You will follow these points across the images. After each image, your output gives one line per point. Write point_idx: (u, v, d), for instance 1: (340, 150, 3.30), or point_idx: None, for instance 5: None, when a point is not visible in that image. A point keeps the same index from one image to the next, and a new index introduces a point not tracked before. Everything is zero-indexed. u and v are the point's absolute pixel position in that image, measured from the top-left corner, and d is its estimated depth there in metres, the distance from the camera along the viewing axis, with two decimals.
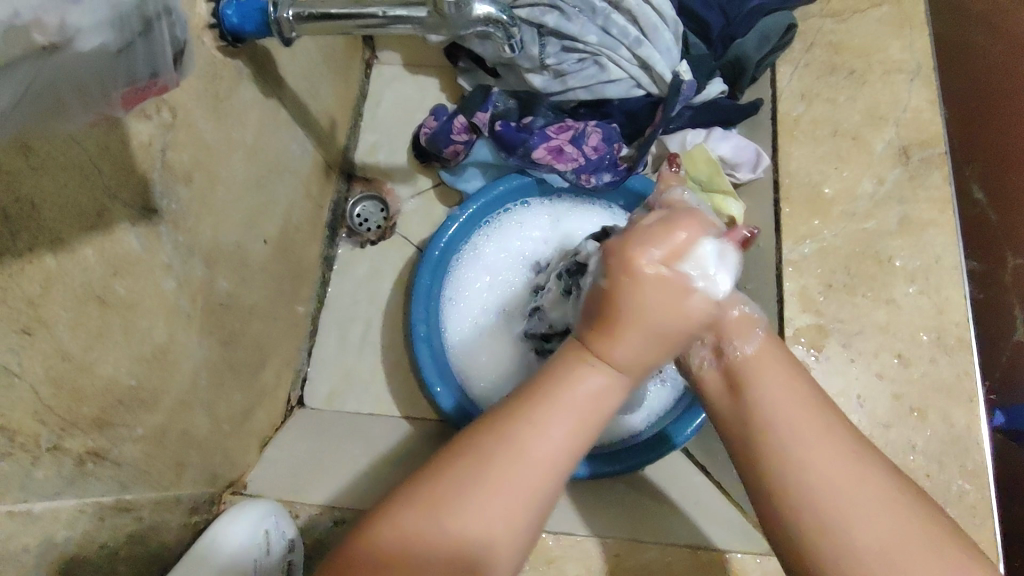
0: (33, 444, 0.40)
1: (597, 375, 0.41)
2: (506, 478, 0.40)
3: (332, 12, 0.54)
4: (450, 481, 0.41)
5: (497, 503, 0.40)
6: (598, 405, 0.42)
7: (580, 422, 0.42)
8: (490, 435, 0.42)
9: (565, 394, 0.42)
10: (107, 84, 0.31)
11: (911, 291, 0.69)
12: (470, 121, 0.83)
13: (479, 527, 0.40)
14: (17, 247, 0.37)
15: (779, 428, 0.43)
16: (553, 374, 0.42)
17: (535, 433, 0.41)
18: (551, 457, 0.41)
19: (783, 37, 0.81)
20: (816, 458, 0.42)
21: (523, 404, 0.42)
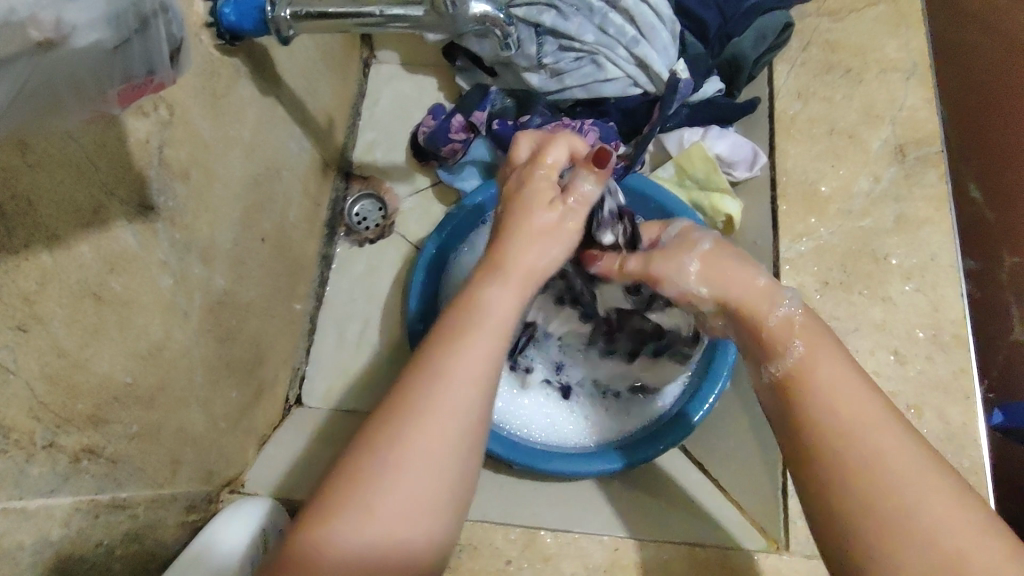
0: (28, 440, 0.40)
1: (499, 290, 0.46)
2: (428, 407, 0.39)
3: (329, 11, 0.55)
4: (375, 438, 0.39)
5: (419, 460, 0.38)
6: (504, 317, 0.45)
7: (495, 337, 0.43)
8: (411, 377, 0.41)
9: (473, 313, 0.44)
10: (103, 81, 0.31)
11: (907, 289, 0.69)
12: (467, 120, 0.84)
13: (415, 474, 0.38)
14: (13, 244, 0.37)
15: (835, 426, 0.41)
16: (460, 305, 0.45)
17: (450, 380, 0.41)
18: (471, 373, 0.41)
19: (779, 36, 0.81)
20: (875, 454, 0.39)
21: (437, 341, 0.43)
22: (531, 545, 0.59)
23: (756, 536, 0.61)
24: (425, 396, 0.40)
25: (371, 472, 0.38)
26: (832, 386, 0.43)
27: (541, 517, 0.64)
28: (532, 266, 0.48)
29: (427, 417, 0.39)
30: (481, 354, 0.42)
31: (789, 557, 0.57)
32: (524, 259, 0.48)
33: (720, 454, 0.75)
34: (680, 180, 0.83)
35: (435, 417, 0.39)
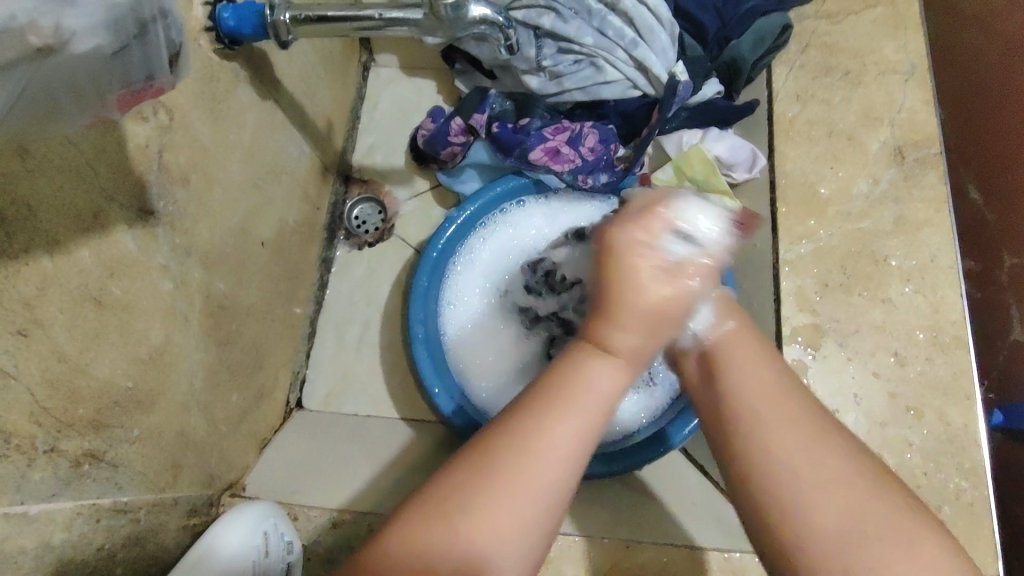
0: (29, 445, 0.40)
1: (609, 366, 0.45)
2: (524, 476, 0.42)
3: (329, 15, 0.55)
4: (477, 474, 0.42)
5: (514, 499, 0.42)
6: (609, 397, 0.45)
7: (591, 416, 0.44)
8: (514, 414, 0.45)
9: (584, 389, 0.44)
10: (102, 86, 0.31)
11: (907, 291, 0.69)
12: (467, 122, 0.84)
13: (514, 522, 0.41)
14: (12, 248, 0.37)
15: (747, 405, 0.46)
16: (566, 372, 0.45)
17: (541, 438, 0.43)
18: (579, 437, 0.44)
19: (777, 38, 0.80)
20: (780, 436, 0.44)
21: (540, 394, 0.45)
22: None
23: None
24: (530, 442, 0.43)
25: (476, 501, 0.41)
26: (739, 371, 0.48)
27: None
28: (645, 347, 0.45)
29: (534, 462, 0.42)
30: (583, 423, 0.44)
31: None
32: (640, 310, 0.44)
33: None
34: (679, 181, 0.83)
35: (541, 464, 0.42)
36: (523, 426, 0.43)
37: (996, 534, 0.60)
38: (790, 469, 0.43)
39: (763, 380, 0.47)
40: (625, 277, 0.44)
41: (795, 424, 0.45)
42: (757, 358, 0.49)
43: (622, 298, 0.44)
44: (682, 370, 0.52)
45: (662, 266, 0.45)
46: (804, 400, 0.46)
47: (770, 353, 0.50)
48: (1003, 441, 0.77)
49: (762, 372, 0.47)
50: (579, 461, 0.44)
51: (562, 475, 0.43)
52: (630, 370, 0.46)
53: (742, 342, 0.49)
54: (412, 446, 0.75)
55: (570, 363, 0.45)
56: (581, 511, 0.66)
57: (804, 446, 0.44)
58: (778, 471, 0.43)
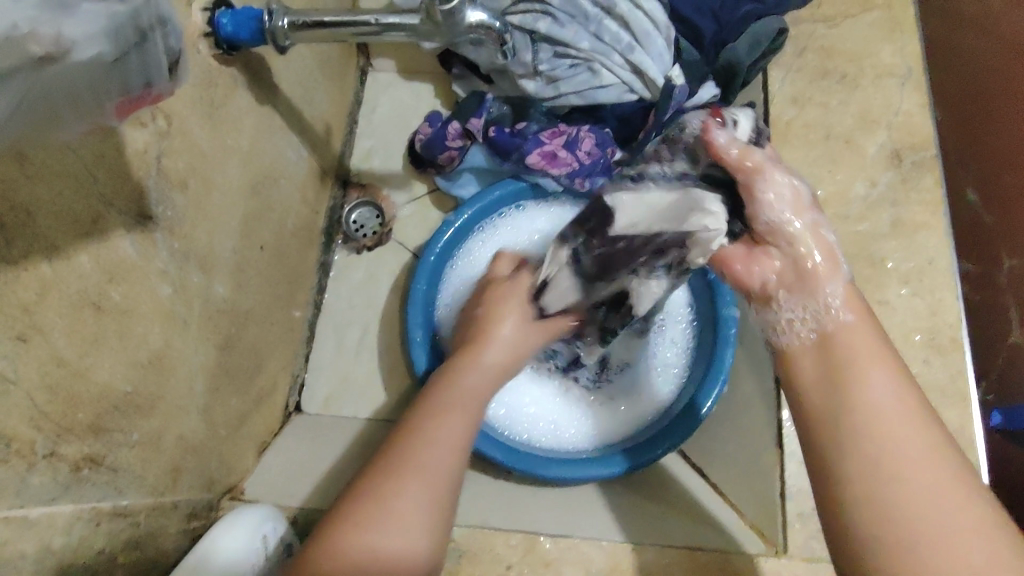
0: (28, 450, 0.40)
1: (477, 378, 0.59)
2: (422, 460, 0.52)
3: (326, 21, 0.56)
4: (373, 489, 0.50)
5: (416, 486, 0.50)
6: (476, 396, 0.58)
7: (468, 413, 0.56)
8: (404, 436, 0.54)
9: (459, 392, 0.57)
10: (100, 94, 0.32)
11: (904, 293, 0.69)
12: (464, 127, 0.84)
13: (413, 511, 0.49)
14: (12, 254, 0.38)
15: (866, 422, 0.43)
16: (445, 387, 0.58)
17: (435, 426, 0.54)
18: (451, 437, 0.54)
19: (774, 41, 0.80)
20: (906, 465, 0.42)
21: (422, 410, 0.56)
22: (532, 549, 0.60)
23: (754, 541, 0.61)
24: (412, 456, 0.52)
25: (382, 508, 0.49)
26: (873, 387, 0.45)
27: (540, 521, 0.64)
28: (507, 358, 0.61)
29: (412, 472, 0.51)
30: (459, 423, 0.55)
31: (787, 562, 0.57)
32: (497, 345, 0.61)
33: (719, 458, 0.75)
34: None
35: (424, 468, 0.51)
36: (417, 426, 0.54)
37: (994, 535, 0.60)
38: (905, 499, 0.41)
39: (892, 388, 0.45)
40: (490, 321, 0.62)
41: (919, 450, 0.42)
42: (873, 359, 0.46)
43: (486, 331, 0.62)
44: (791, 367, 0.49)
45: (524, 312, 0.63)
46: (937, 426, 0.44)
47: (885, 348, 0.47)
48: (1002, 443, 0.77)
49: (895, 395, 0.44)
50: (456, 457, 0.53)
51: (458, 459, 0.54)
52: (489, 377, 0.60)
53: (855, 339, 0.47)
54: None
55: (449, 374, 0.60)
56: (585, 514, 0.66)
57: (926, 484, 0.41)
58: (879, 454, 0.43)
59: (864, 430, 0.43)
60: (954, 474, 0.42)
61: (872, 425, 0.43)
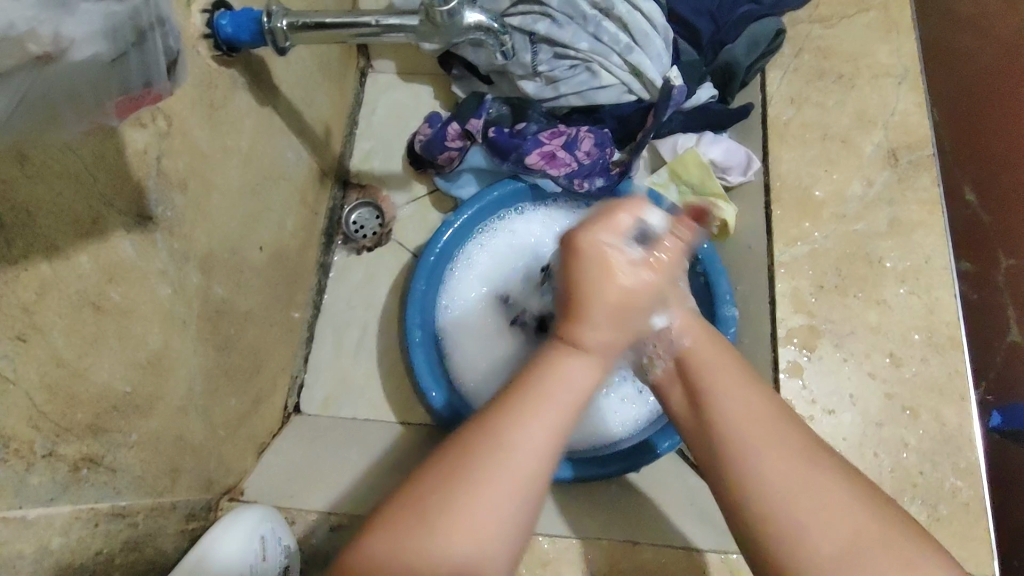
0: (28, 449, 0.40)
1: (581, 367, 0.44)
2: (499, 463, 0.42)
3: (326, 22, 0.56)
4: (449, 479, 0.41)
5: (485, 492, 0.41)
6: (581, 393, 0.44)
7: (563, 415, 0.44)
8: (477, 427, 0.43)
9: (544, 380, 0.44)
10: (100, 92, 0.32)
11: (901, 292, 0.70)
12: (464, 127, 0.83)
13: (486, 517, 0.41)
14: (11, 254, 0.38)
15: (731, 434, 0.45)
16: (537, 372, 0.45)
17: (518, 423, 0.43)
18: (543, 443, 0.43)
19: (772, 42, 0.81)
20: (776, 461, 0.43)
21: (511, 403, 0.44)
22: (530, 550, 0.60)
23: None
24: (493, 456, 0.42)
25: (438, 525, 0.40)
26: (730, 399, 0.46)
27: (539, 521, 0.64)
28: (617, 340, 0.45)
29: (496, 480, 0.41)
30: (553, 427, 0.43)
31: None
32: (606, 308, 0.44)
33: None
34: (674, 185, 0.82)
35: (503, 471, 0.41)
36: (495, 415, 0.43)
37: (992, 533, 0.60)
38: (788, 496, 0.42)
39: (751, 410, 0.46)
40: (589, 272, 0.45)
41: (778, 444, 0.44)
42: (726, 373, 0.48)
43: (589, 296, 0.44)
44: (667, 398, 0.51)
45: (625, 260, 0.45)
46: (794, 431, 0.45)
47: (731, 353, 0.50)
48: (1001, 442, 0.77)
49: (747, 399, 0.46)
50: (540, 464, 0.42)
51: (534, 476, 0.42)
52: (603, 362, 0.45)
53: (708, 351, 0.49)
54: (410, 451, 0.75)
55: (547, 356, 0.45)
56: (580, 513, 0.66)
57: (805, 475, 0.43)
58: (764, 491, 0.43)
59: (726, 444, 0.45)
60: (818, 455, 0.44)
61: (735, 435, 0.45)
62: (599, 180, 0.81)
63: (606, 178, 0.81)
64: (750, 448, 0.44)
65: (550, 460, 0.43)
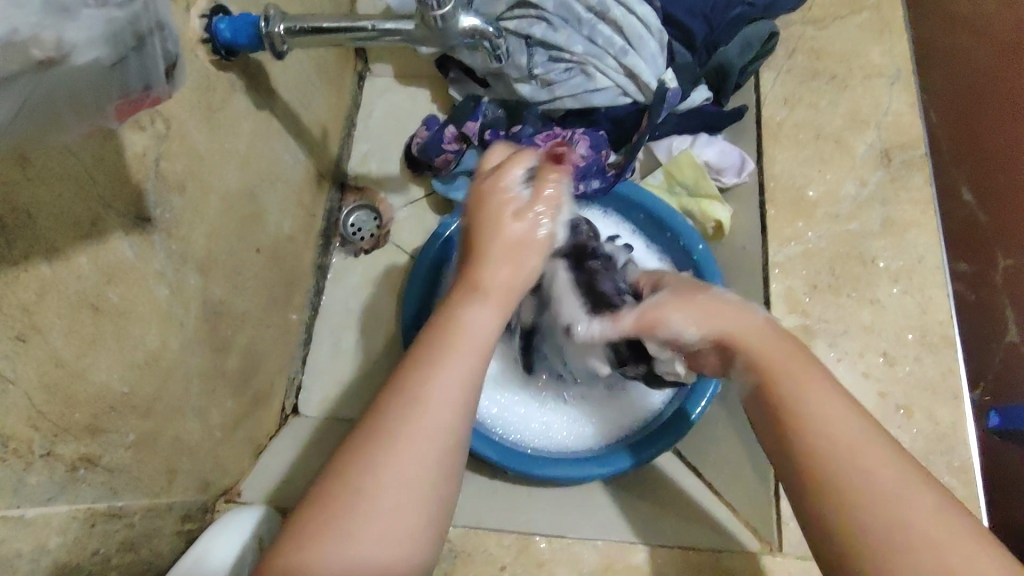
0: (26, 449, 0.41)
1: (479, 311, 0.46)
2: (411, 424, 0.43)
3: (322, 26, 0.57)
4: (359, 451, 0.43)
5: (402, 462, 0.42)
6: (483, 341, 0.46)
7: (472, 362, 0.45)
8: (391, 394, 0.44)
9: (453, 334, 0.45)
10: (100, 96, 0.32)
11: (895, 292, 0.70)
12: (460, 130, 0.85)
13: (405, 491, 0.42)
14: (12, 255, 0.38)
15: (820, 435, 0.45)
16: (440, 326, 0.46)
17: (431, 378, 0.44)
18: (451, 397, 0.44)
19: (766, 44, 0.82)
20: (857, 454, 0.44)
21: (417, 358, 0.45)
22: (526, 550, 0.60)
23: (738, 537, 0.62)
24: (404, 413, 0.43)
25: (358, 496, 0.41)
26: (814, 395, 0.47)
27: (534, 522, 0.65)
28: (513, 283, 0.47)
29: (404, 443, 0.42)
30: (458, 380, 0.44)
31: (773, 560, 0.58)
32: (501, 270, 0.46)
33: (714, 459, 0.76)
34: (669, 185, 0.84)
35: (421, 429, 0.43)
36: (409, 373, 0.45)
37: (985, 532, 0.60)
38: (868, 485, 0.42)
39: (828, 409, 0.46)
40: (484, 224, 0.47)
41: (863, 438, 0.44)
42: (801, 370, 0.49)
43: (483, 245, 0.46)
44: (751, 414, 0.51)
45: (519, 209, 0.47)
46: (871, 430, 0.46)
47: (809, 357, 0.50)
48: (997, 442, 0.78)
49: (827, 395, 0.47)
50: (451, 417, 0.44)
51: (449, 429, 0.43)
52: (502, 308, 0.46)
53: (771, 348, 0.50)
54: None
55: (448, 307, 0.47)
56: (575, 515, 0.66)
57: (886, 468, 0.43)
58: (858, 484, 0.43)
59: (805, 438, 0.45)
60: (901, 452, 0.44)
61: (815, 431, 0.45)
62: (595, 181, 0.80)
63: (601, 180, 0.80)
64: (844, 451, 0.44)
65: (462, 413, 0.44)
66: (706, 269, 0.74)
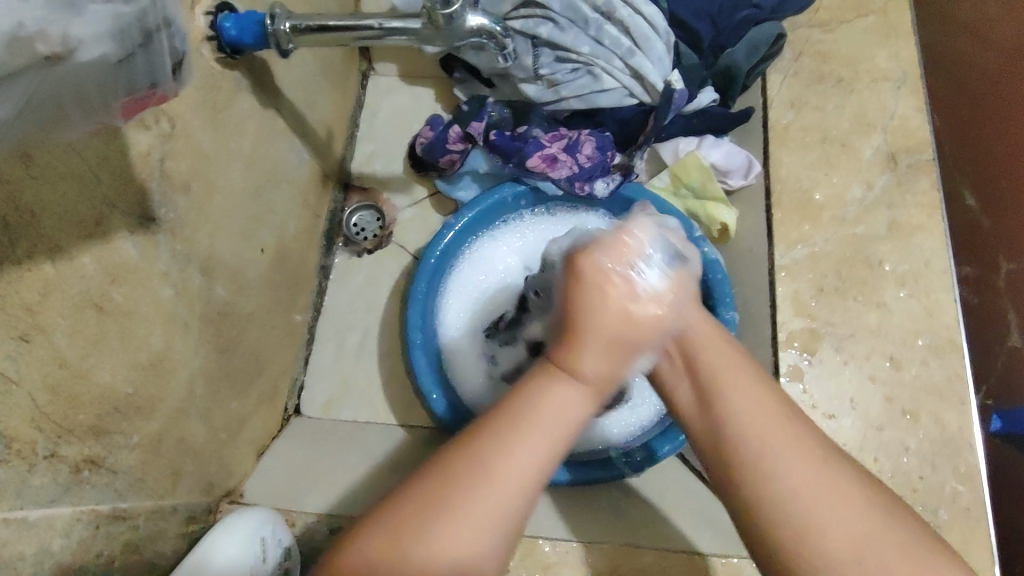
0: (30, 450, 0.40)
1: (572, 392, 0.42)
2: (481, 495, 0.40)
3: (329, 25, 0.57)
4: (410, 515, 0.40)
5: (457, 534, 0.39)
6: (570, 420, 0.42)
7: (558, 440, 0.41)
8: (463, 451, 0.41)
9: (533, 403, 0.42)
10: (106, 93, 0.32)
11: (902, 295, 0.70)
12: (465, 130, 0.84)
13: (444, 570, 0.39)
14: (15, 254, 0.38)
15: (746, 433, 0.43)
16: (524, 390, 0.43)
17: (511, 445, 0.41)
18: (527, 472, 0.41)
19: (772, 47, 0.81)
20: (813, 492, 0.41)
21: (490, 428, 0.42)
22: (530, 553, 0.60)
23: (722, 535, 0.61)
24: (470, 486, 0.40)
25: (414, 533, 0.39)
26: (742, 394, 0.44)
27: (539, 522, 0.64)
28: (610, 373, 0.42)
29: (479, 500, 0.39)
30: (536, 461, 0.41)
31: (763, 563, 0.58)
32: (593, 358, 0.42)
33: None
34: (676, 189, 0.83)
35: (489, 497, 0.40)
36: (489, 435, 0.41)
37: (992, 537, 0.60)
38: (798, 500, 0.41)
39: (762, 402, 0.44)
40: (590, 295, 0.42)
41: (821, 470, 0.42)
42: (731, 363, 0.45)
43: (584, 323, 0.42)
44: (670, 395, 0.47)
45: (627, 277, 0.43)
46: (807, 428, 0.44)
47: (728, 341, 0.47)
48: (1000, 446, 0.78)
49: (761, 397, 0.44)
50: (518, 512, 0.40)
51: (513, 513, 0.40)
52: (595, 397, 0.42)
53: (731, 365, 0.45)
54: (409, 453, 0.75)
55: (532, 383, 0.43)
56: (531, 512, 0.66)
57: (855, 509, 0.41)
58: (783, 482, 0.41)
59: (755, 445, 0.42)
60: (815, 432, 0.44)
61: (749, 436, 0.42)
62: (600, 182, 0.81)
63: (606, 180, 0.81)
64: (762, 449, 0.42)
65: (523, 512, 0.41)
66: (717, 292, 0.74)
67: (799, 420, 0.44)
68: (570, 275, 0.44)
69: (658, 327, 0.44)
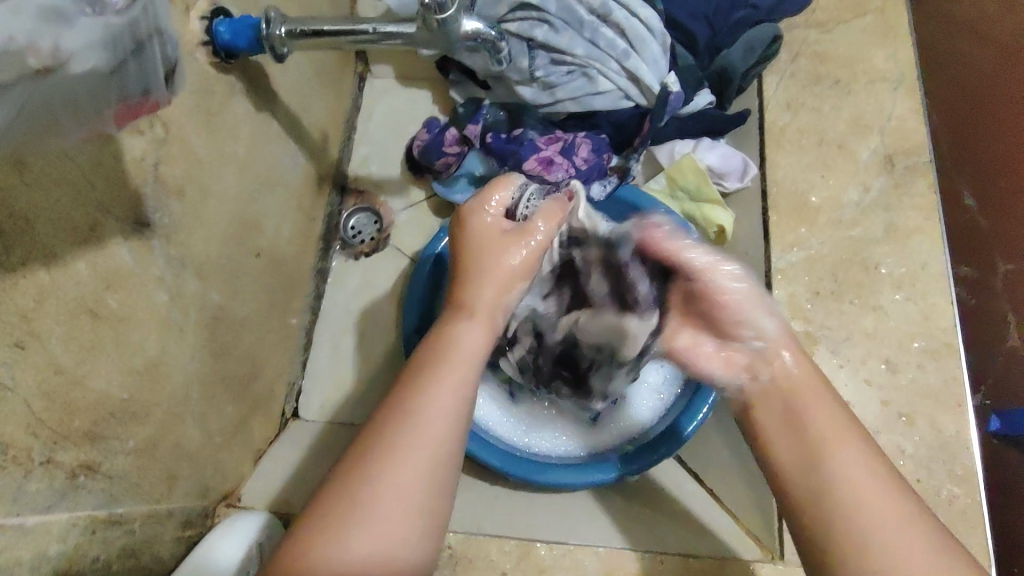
0: (25, 457, 0.40)
1: (470, 327, 0.51)
2: (411, 436, 0.44)
3: (322, 29, 0.57)
4: (348, 476, 0.43)
5: (395, 476, 0.43)
6: (475, 351, 0.50)
7: (469, 371, 0.48)
8: (389, 408, 0.46)
9: (444, 344, 0.49)
10: (99, 102, 0.32)
11: (898, 298, 0.70)
12: (461, 133, 0.85)
13: (396, 515, 0.42)
14: (9, 262, 0.38)
15: (839, 489, 0.45)
16: (436, 339, 0.50)
17: (435, 386, 0.46)
18: (447, 406, 0.46)
19: (768, 48, 0.81)
20: (907, 550, 0.42)
21: (411, 378, 0.47)
22: (526, 556, 0.60)
23: (717, 540, 0.62)
24: (400, 427, 0.44)
25: (358, 497, 0.42)
26: (847, 461, 0.46)
27: (535, 526, 0.65)
28: (498, 304, 0.52)
29: (412, 440, 0.44)
30: (457, 390, 0.47)
31: (756, 566, 0.58)
32: (485, 296, 0.52)
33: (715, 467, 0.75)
34: (672, 191, 0.83)
35: (419, 436, 0.44)
36: (410, 384, 0.47)
37: (988, 539, 0.60)
38: (887, 556, 0.42)
39: (863, 466, 0.46)
40: (471, 257, 0.54)
41: (912, 528, 0.43)
42: (837, 429, 0.48)
43: (471, 272, 0.53)
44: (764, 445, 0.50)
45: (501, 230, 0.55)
46: (909, 498, 0.45)
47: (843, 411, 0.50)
48: (998, 447, 0.78)
49: (866, 463, 0.46)
50: (448, 437, 0.45)
51: (444, 443, 0.45)
52: (489, 327, 0.52)
53: (834, 426, 0.48)
54: None
55: (438, 331, 0.51)
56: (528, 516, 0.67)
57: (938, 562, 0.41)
58: (873, 537, 0.42)
59: (842, 497, 0.45)
60: (919, 507, 0.45)
61: (850, 492, 0.44)
62: (597, 185, 0.81)
63: (602, 183, 0.81)
64: (862, 507, 0.44)
65: (454, 441, 0.45)
66: None
67: (900, 490, 0.45)
68: (461, 241, 0.55)
69: (528, 266, 0.54)
